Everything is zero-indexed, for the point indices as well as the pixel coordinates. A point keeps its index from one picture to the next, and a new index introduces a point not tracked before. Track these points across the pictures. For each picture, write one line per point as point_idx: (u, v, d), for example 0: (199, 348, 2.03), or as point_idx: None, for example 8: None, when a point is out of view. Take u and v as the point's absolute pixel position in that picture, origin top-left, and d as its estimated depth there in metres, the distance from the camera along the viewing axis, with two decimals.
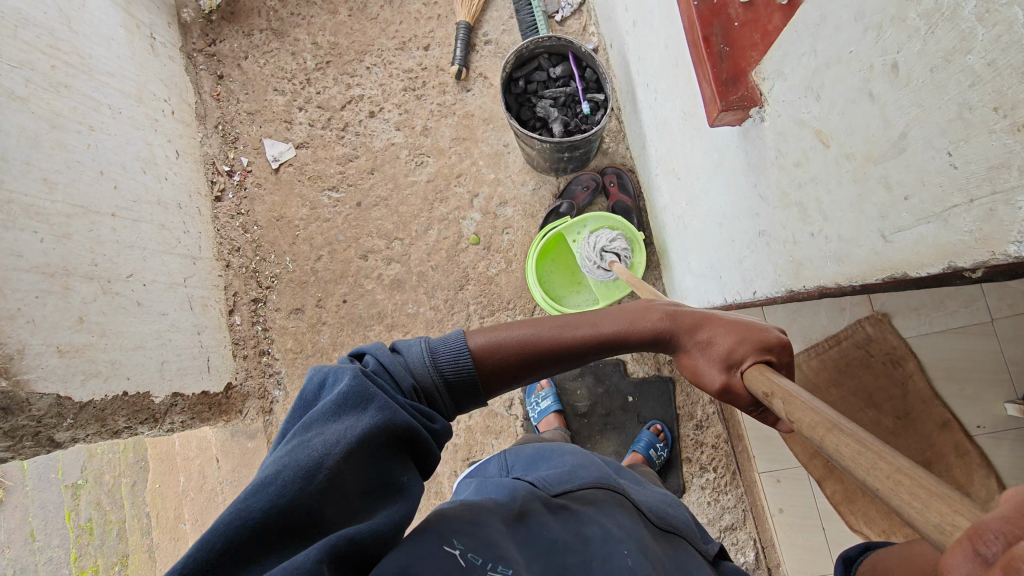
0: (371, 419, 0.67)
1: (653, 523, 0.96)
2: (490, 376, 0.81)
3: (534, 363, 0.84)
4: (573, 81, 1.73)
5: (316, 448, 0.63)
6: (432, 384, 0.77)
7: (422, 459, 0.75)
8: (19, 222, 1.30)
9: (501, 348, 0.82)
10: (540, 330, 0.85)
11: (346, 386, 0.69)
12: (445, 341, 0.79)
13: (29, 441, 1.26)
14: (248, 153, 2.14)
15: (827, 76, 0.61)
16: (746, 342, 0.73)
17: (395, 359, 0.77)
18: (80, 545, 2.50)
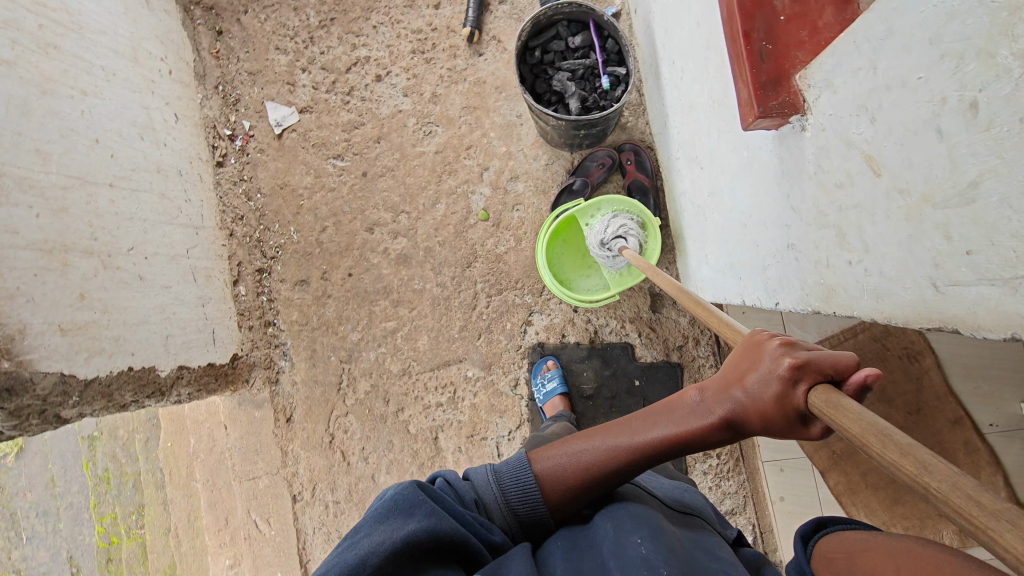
0: (414, 522, 0.77)
1: (667, 505, 0.97)
2: (550, 492, 0.91)
3: (595, 477, 0.90)
4: (592, 52, 1.61)
5: (363, 547, 0.74)
6: (492, 498, 0.91)
7: (474, 563, 0.82)
8: (12, 197, 1.25)
9: (555, 464, 0.93)
10: (586, 451, 0.93)
11: (393, 495, 0.82)
12: (507, 467, 0.95)
13: (36, 418, 1.27)
14: (250, 116, 2.06)
15: (886, 98, 0.54)
16: (786, 385, 0.68)
17: (462, 481, 0.93)
18: (98, 493, 2.80)
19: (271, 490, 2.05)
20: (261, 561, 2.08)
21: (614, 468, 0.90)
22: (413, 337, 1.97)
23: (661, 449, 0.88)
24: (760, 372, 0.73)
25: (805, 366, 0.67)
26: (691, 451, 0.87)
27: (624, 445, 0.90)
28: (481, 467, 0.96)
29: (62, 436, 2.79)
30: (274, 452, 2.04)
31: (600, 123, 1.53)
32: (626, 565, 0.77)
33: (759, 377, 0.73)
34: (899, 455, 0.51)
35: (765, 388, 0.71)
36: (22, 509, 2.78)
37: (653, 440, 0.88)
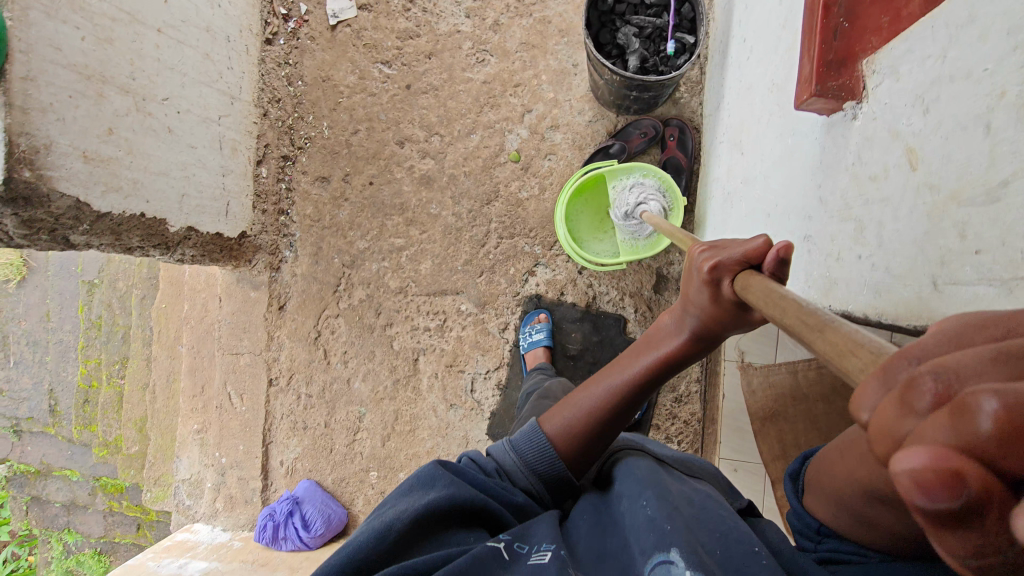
0: (434, 492, 0.81)
1: (675, 469, 1.02)
2: (568, 449, 0.91)
3: (605, 420, 0.92)
4: (665, 13, 1.55)
5: (388, 517, 0.79)
6: (513, 467, 0.92)
7: (497, 527, 0.85)
8: (61, 13, 1.22)
9: (560, 420, 0.94)
10: (589, 399, 0.94)
11: (417, 473, 0.87)
12: (520, 435, 0.96)
13: (45, 236, 1.29)
14: (308, 1, 2.01)
15: (946, 90, 0.53)
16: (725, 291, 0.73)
17: (483, 457, 0.95)
18: (89, 336, 3.08)
19: (250, 369, 2.12)
20: (226, 432, 2.18)
21: (617, 408, 0.92)
22: (417, 259, 1.99)
23: (657, 377, 0.90)
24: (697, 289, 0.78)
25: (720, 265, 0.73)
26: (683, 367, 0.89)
27: (622, 386, 0.92)
28: (499, 444, 0.97)
29: (65, 278, 3.13)
30: (260, 335, 2.10)
31: (652, 87, 1.50)
32: (638, 528, 0.81)
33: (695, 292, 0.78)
34: (765, 305, 0.60)
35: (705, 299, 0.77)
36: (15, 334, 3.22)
37: (640, 374, 0.90)
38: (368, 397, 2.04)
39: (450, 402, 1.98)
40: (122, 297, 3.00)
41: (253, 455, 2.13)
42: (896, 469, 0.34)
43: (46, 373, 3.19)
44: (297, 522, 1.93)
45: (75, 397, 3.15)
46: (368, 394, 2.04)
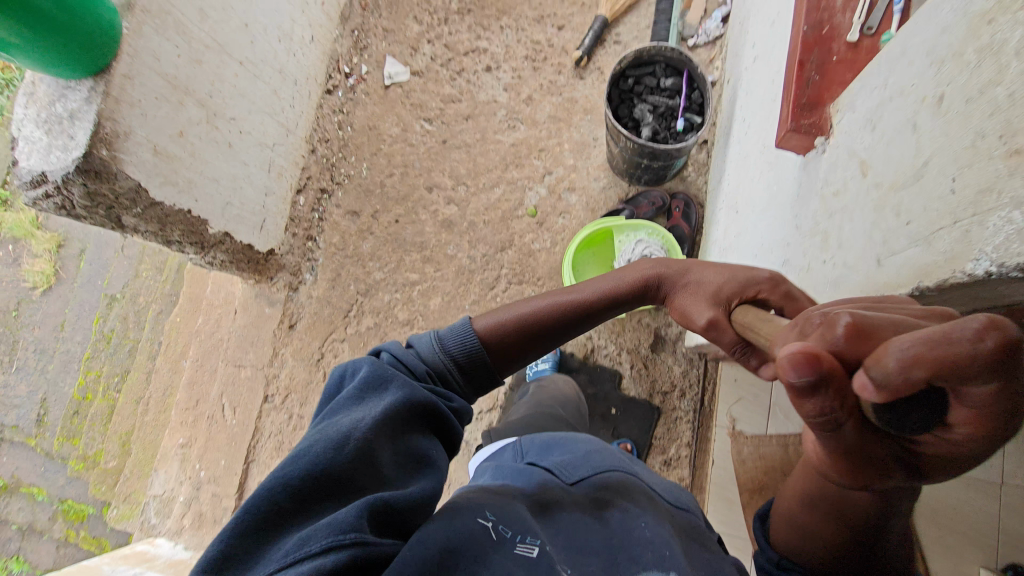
0: (390, 398, 0.81)
1: (665, 500, 0.97)
2: (501, 344, 0.97)
3: (540, 333, 1.01)
4: (678, 97, 1.78)
5: (342, 426, 0.77)
6: (443, 365, 0.92)
7: (439, 425, 0.88)
8: (167, 33, 1.47)
9: (502, 320, 0.99)
10: (537, 308, 1.02)
11: (361, 379, 0.84)
12: (450, 331, 0.95)
13: (103, 211, 1.43)
14: (369, 64, 2.32)
15: (887, 108, 0.64)
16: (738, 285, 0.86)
17: (404, 352, 0.91)
18: (97, 348, 3.16)
19: (248, 383, 2.15)
20: (210, 446, 2.15)
21: (554, 328, 1.02)
22: (428, 295, 2.09)
23: (587, 312, 1.05)
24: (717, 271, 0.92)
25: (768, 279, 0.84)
26: (604, 311, 1.06)
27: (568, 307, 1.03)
28: (424, 334, 0.95)
29: (91, 289, 3.27)
30: (264, 350, 2.15)
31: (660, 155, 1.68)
32: (634, 548, 0.79)
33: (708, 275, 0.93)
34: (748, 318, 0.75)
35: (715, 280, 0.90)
36: (26, 339, 3.29)
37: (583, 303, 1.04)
38: None
39: None
40: (139, 311, 3.11)
41: (231, 472, 2.09)
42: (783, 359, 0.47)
43: (44, 381, 3.21)
44: None
45: (66, 407, 3.15)
46: None
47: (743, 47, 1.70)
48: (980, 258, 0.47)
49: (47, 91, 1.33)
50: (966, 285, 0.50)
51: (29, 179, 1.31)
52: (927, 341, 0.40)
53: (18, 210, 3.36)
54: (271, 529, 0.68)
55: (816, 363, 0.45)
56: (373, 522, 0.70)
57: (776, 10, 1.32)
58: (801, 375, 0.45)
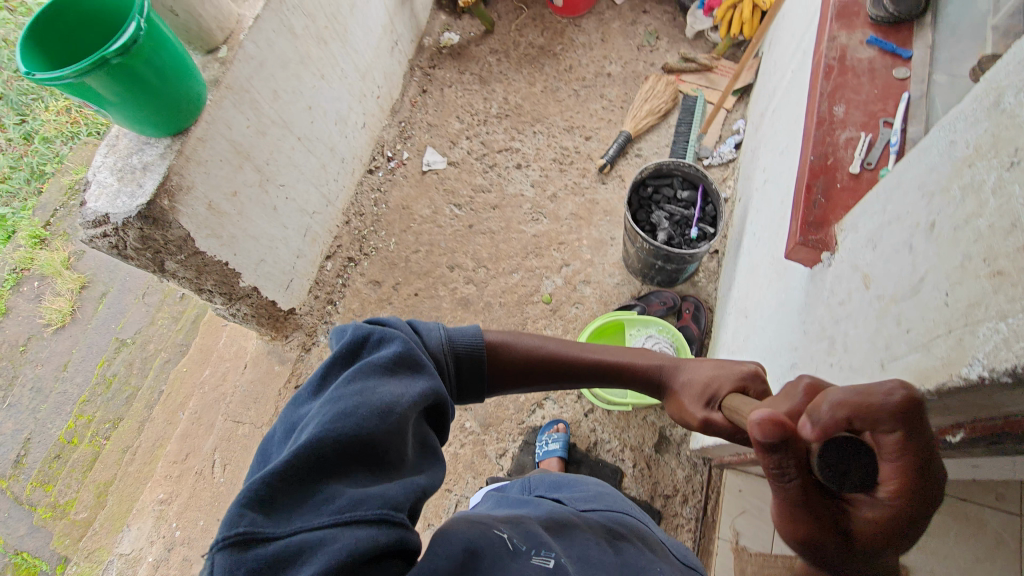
0: (424, 382, 0.78)
1: (668, 554, 1.00)
2: (503, 365, 1.00)
3: (543, 367, 1.05)
4: (693, 208, 1.92)
5: (383, 392, 0.71)
6: (445, 361, 0.91)
7: (439, 422, 0.84)
8: (243, 107, 1.66)
9: (510, 341, 1.02)
10: (543, 345, 1.06)
11: (395, 350, 0.78)
12: (459, 332, 0.94)
13: (150, 254, 1.51)
14: (411, 151, 2.53)
15: (886, 230, 0.72)
16: (728, 376, 0.96)
17: (411, 331, 0.88)
18: (95, 391, 3.14)
19: (242, 441, 2.08)
20: (192, 504, 2.01)
21: (554, 366, 1.06)
22: None
23: (588, 367, 1.10)
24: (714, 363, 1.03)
25: (756, 375, 0.94)
26: (605, 373, 1.12)
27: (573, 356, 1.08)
28: (431, 323, 0.93)
29: (104, 332, 3.32)
30: (266, 408, 2.13)
31: (674, 258, 1.78)
32: None
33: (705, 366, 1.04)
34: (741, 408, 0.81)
35: (709, 371, 1.01)
36: (27, 375, 3.29)
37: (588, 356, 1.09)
38: None
39: (428, 521, 1.88)
40: (147, 358, 3.13)
41: (205, 536, 1.94)
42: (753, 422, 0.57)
43: (33, 420, 3.17)
44: None
45: (48, 450, 3.07)
46: None
47: (754, 170, 1.86)
48: (974, 364, 0.52)
49: (128, 144, 1.48)
50: (964, 389, 0.54)
51: (92, 218, 1.40)
52: (850, 392, 0.56)
53: (54, 249, 3.53)
54: (297, 486, 0.62)
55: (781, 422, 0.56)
56: (409, 509, 0.67)
57: (786, 141, 1.47)
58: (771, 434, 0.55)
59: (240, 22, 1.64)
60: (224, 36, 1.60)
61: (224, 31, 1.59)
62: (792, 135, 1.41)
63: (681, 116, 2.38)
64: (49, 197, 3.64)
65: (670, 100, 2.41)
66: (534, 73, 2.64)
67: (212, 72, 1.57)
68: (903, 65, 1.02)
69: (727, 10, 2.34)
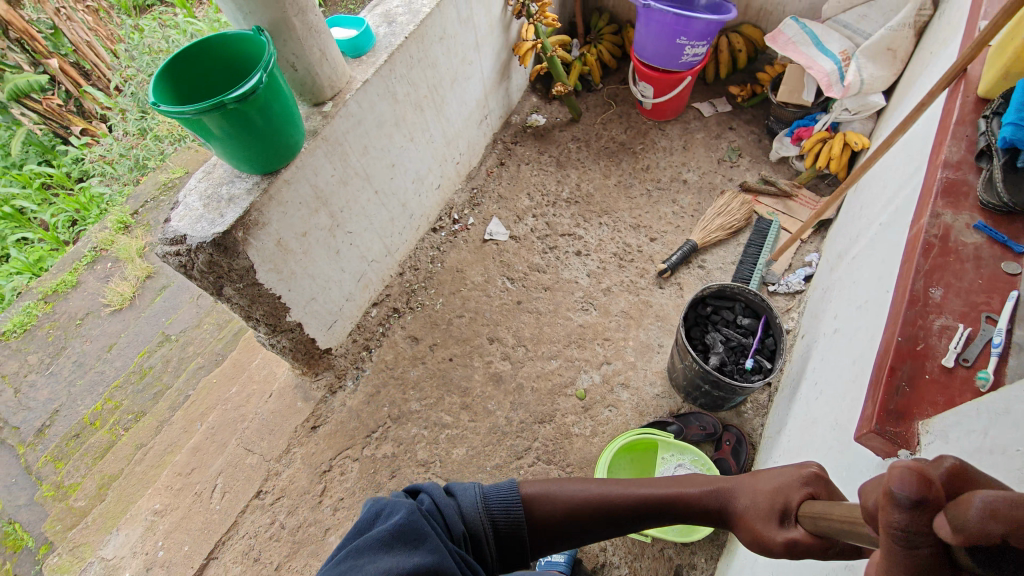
0: (419, 558, 0.75)
1: None
2: (541, 518, 1.02)
3: (586, 516, 1.05)
4: (751, 337, 1.84)
5: (371, 569, 0.71)
6: (481, 527, 0.95)
7: None
8: (332, 158, 1.75)
9: (543, 491, 1.05)
10: (579, 490, 1.07)
11: (397, 522, 0.79)
12: (495, 489, 1.00)
13: (212, 278, 1.55)
14: (477, 217, 2.58)
15: (985, 459, 0.64)
16: (796, 484, 0.92)
17: (442, 499, 0.94)
18: (129, 380, 3.23)
19: (248, 471, 2.04)
20: (181, 525, 1.95)
21: (602, 512, 1.06)
22: (453, 443, 2.03)
23: (637, 513, 1.07)
24: (773, 472, 0.99)
25: (820, 478, 0.92)
26: (657, 515, 1.09)
27: (615, 502, 1.07)
28: (467, 485, 1.00)
29: (154, 324, 3.46)
30: (278, 442, 2.09)
31: (723, 387, 1.69)
32: None
33: (768, 474, 0.99)
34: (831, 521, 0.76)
35: (772, 482, 0.97)
36: (76, 349, 3.45)
37: (630, 501, 1.08)
38: None
39: None
40: (183, 359, 3.21)
41: (185, 563, 1.87)
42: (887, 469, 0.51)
43: (66, 393, 3.29)
44: None
45: (70, 427, 3.14)
46: None
47: (823, 311, 1.77)
48: None
49: (222, 174, 1.58)
50: None
51: (171, 237, 1.48)
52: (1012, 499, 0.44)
53: (134, 236, 3.79)
54: None
55: (929, 480, 0.49)
56: None
57: (865, 296, 1.40)
58: (905, 490, 0.49)
59: (350, 82, 1.76)
60: (333, 93, 1.72)
61: (334, 89, 1.71)
62: (875, 293, 1.34)
63: (752, 237, 2.34)
64: (143, 188, 3.99)
65: (743, 219, 2.38)
66: (610, 166, 2.70)
67: (313, 122, 1.68)
68: (1013, 259, 0.95)
69: (816, 142, 2.35)
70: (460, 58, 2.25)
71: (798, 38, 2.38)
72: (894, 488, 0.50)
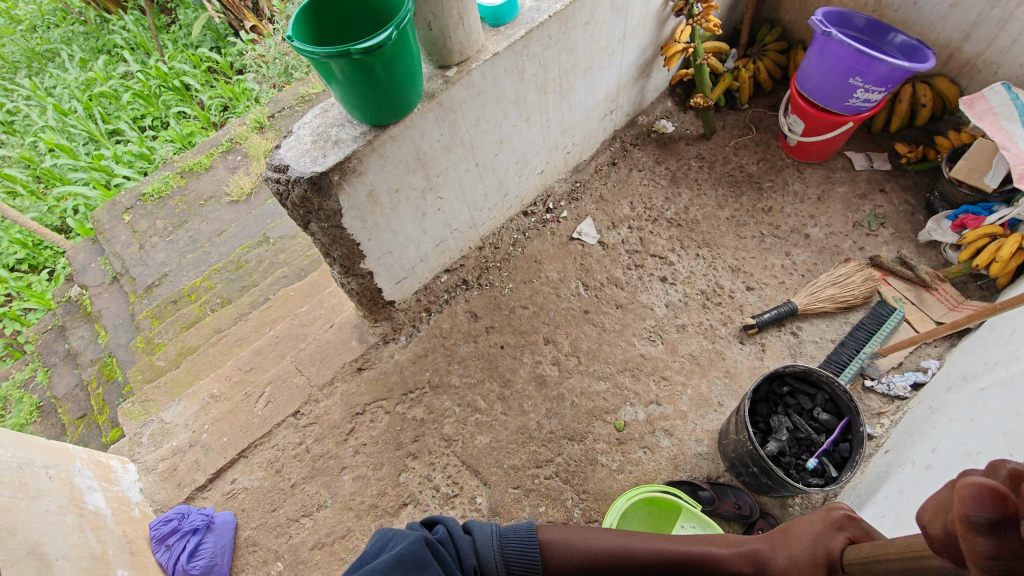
0: None
1: None
2: (555, 564, 1.13)
3: (610, 567, 1.14)
4: (824, 436, 1.64)
5: None
6: (492, 567, 1.06)
7: None
8: (441, 124, 1.73)
9: (560, 540, 1.16)
10: (599, 541, 1.17)
11: (406, 549, 0.91)
12: (512, 533, 1.11)
13: (303, 213, 1.61)
14: (571, 213, 2.49)
15: None
16: (831, 532, 0.93)
17: (458, 534, 1.05)
18: (224, 268, 3.54)
19: (292, 389, 2.16)
20: (226, 417, 2.12)
21: (626, 563, 1.14)
22: (480, 429, 2.03)
23: (663, 566, 1.14)
24: (807, 525, 1.01)
25: (853, 519, 0.93)
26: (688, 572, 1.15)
27: (638, 555, 1.15)
28: (484, 525, 1.11)
29: (260, 223, 3.74)
30: (325, 372, 2.20)
31: (773, 478, 1.53)
32: None
33: (803, 528, 1.02)
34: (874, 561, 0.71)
35: (809, 535, 0.98)
36: (193, 226, 3.83)
37: (653, 554, 1.15)
38: (341, 496, 1.95)
39: None
40: (273, 264, 3.47)
41: (220, 453, 2.04)
42: (956, 496, 0.54)
43: (176, 262, 3.68)
44: (189, 544, 1.78)
45: (171, 293, 3.52)
46: (343, 495, 1.95)
47: (921, 435, 1.52)
48: None
49: (336, 116, 1.62)
50: None
51: (277, 164, 1.55)
52: None
53: (265, 138, 4.07)
54: None
55: (999, 494, 0.51)
56: None
57: (980, 445, 1.18)
58: (980, 509, 0.51)
59: (480, 51, 1.71)
60: (460, 59, 1.68)
61: (462, 56, 1.67)
62: (996, 454, 1.11)
63: (865, 319, 2.06)
64: (284, 96, 4.26)
65: (862, 297, 2.09)
66: (728, 196, 2.47)
67: (433, 85, 1.66)
68: None
69: (981, 236, 2.00)
70: (601, 47, 2.12)
71: (1002, 109, 2.00)
72: (969, 512, 0.52)
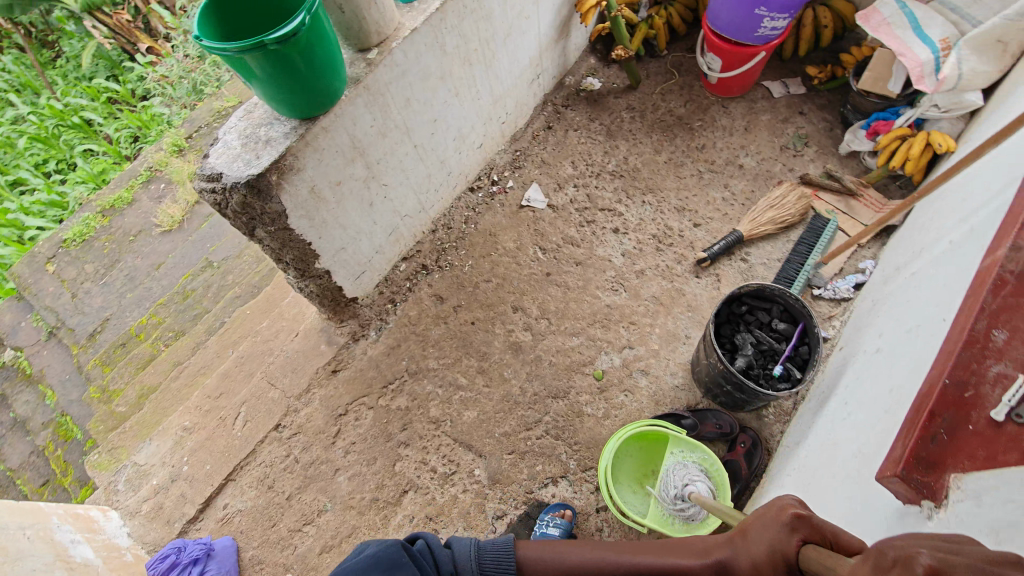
0: None
1: None
2: None
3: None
4: (785, 343, 1.76)
5: None
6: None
7: None
8: (371, 108, 1.70)
9: (534, 557, 1.25)
10: (576, 556, 1.25)
11: (377, 552, 1.05)
12: (489, 545, 1.22)
13: (246, 220, 1.57)
14: (516, 181, 2.51)
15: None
16: (784, 537, 0.93)
17: (434, 545, 1.18)
18: (170, 300, 3.38)
19: (269, 404, 2.12)
20: (205, 445, 2.06)
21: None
22: (466, 405, 2.05)
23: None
24: (762, 527, 1.00)
25: (803, 519, 0.93)
26: None
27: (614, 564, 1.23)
28: (462, 540, 1.23)
29: (199, 247, 3.57)
30: (299, 381, 2.16)
31: (745, 391, 1.63)
32: None
33: (757, 534, 1.00)
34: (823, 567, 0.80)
35: (763, 542, 0.97)
36: (127, 263, 3.62)
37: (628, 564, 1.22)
38: (340, 497, 1.95)
39: None
40: (222, 287, 3.33)
41: (206, 481, 1.99)
42: None
43: (117, 303, 3.47)
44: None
45: (118, 336, 3.34)
46: (343, 496, 1.95)
47: (868, 326, 1.66)
48: None
49: (262, 115, 1.57)
50: None
51: (208, 173, 1.49)
52: None
53: (187, 160, 3.87)
54: None
55: None
56: None
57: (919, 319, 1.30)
58: None
59: (398, 29, 1.69)
60: (379, 40, 1.66)
61: (381, 36, 1.65)
62: (932, 321, 1.23)
63: (805, 234, 2.19)
64: (199, 113, 4.07)
65: (798, 214, 2.22)
66: (663, 141, 2.55)
67: (357, 70, 1.63)
68: None
69: (893, 139, 2.16)
70: (517, 12, 2.13)
71: (893, 19, 2.14)
72: None
